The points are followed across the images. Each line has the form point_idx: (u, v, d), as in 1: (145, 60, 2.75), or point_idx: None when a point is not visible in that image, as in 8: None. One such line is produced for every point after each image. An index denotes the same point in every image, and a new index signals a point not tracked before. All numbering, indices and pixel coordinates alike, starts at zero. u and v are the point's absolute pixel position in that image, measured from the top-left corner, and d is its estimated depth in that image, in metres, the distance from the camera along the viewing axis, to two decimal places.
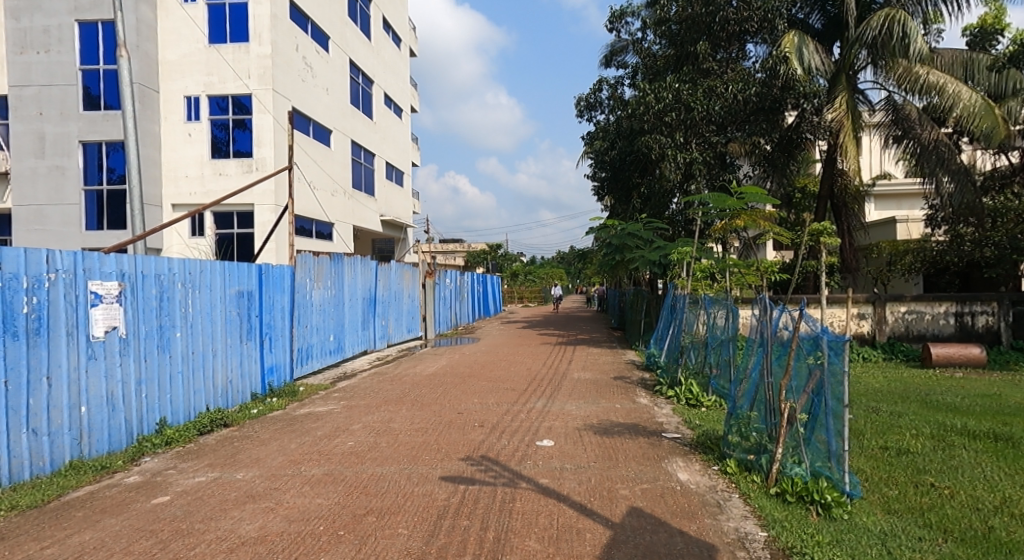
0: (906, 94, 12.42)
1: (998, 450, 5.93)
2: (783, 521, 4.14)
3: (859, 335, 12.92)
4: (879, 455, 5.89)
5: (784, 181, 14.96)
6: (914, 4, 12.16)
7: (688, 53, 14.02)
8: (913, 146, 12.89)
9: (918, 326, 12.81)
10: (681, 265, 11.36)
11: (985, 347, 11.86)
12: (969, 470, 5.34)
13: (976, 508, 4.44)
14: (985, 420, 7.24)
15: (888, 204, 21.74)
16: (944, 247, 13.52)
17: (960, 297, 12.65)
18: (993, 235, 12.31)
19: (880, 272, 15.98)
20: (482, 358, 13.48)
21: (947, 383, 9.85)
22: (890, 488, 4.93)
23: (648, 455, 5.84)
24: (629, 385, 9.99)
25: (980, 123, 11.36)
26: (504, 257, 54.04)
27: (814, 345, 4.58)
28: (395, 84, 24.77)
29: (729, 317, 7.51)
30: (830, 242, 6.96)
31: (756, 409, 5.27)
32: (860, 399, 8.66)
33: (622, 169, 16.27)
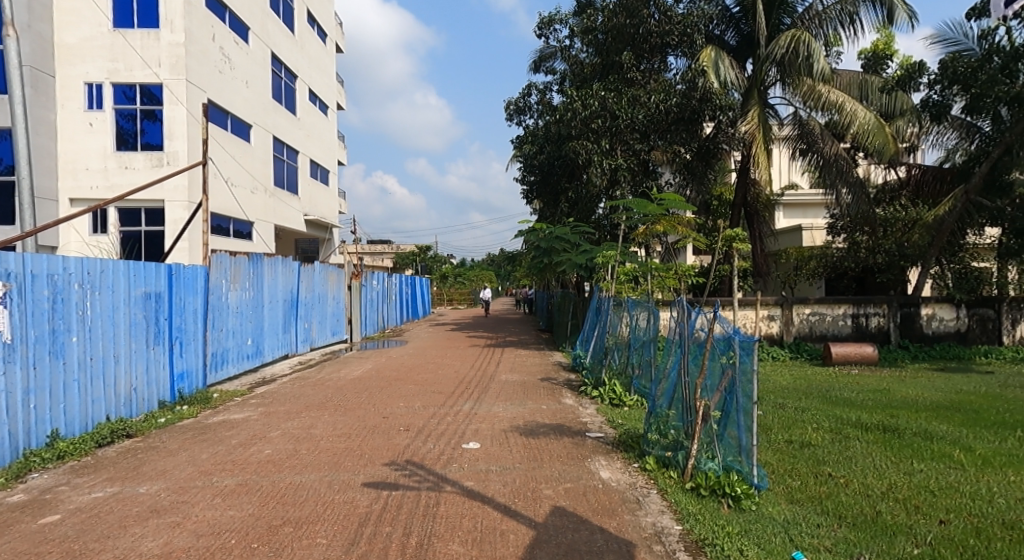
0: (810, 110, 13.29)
1: (885, 441, 6.47)
2: (696, 514, 4.32)
3: (769, 335, 13.70)
4: (784, 448, 6.28)
5: (702, 189, 15.59)
6: (816, 27, 13.11)
7: (612, 62, 14.42)
8: (817, 159, 13.79)
9: (820, 327, 13.74)
10: (605, 268, 11.65)
11: (878, 347, 12.89)
12: (861, 460, 5.78)
13: (866, 495, 4.82)
14: (876, 413, 7.87)
15: (795, 213, 23.25)
16: (844, 253, 14.94)
17: (856, 299, 13.68)
18: (885, 243, 13.81)
19: (788, 277, 17.02)
20: (409, 361, 13.32)
21: (845, 380, 10.61)
22: (793, 479, 5.26)
23: (572, 455, 5.95)
24: (555, 386, 10.17)
25: (874, 140, 12.30)
26: (432, 259, 53.66)
27: (727, 346, 4.81)
28: (320, 80, 24.14)
29: (651, 318, 7.76)
30: (743, 247, 7.32)
31: (674, 408, 5.49)
32: (769, 396, 9.19)
33: (551, 173, 16.55)
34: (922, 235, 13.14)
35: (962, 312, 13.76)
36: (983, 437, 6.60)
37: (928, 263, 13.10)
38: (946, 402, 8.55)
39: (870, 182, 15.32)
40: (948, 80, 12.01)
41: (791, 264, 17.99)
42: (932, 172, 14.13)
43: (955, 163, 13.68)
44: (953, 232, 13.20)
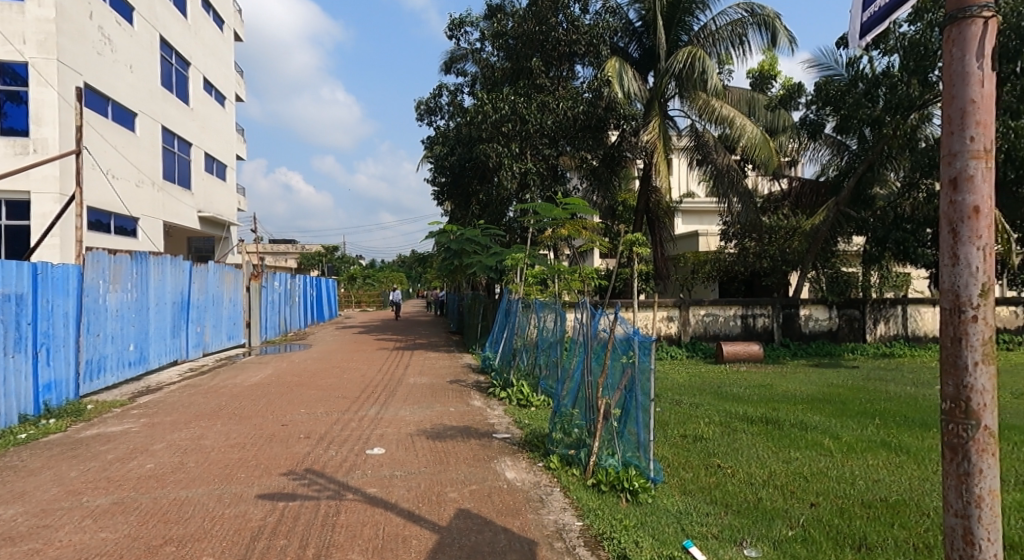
0: (705, 123, 14.11)
1: (767, 432, 6.99)
2: (596, 509, 4.47)
3: (668, 335, 14.38)
4: (679, 442, 6.63)
5: (608, 195, 16.12)
6: (709, 45, 13.97)
7: (522, 68, 14.65)
8: (711, 169, 14.67)
9: (713, 327, 14.62)
10: (515, 271, 11.79)
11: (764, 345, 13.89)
12: (745, 450, 6.22)
13: (750, 483, 5.19)
14: (761, 407, 8.48)
15: (692, 219, 24.68)
16: (733, 259, 15.88)
17: (745, 301, 14.67)
18: (770, 249, 14.94)
19: (686, 280, 17.93)
20: (313, 365, 12.84)
21: (734, 377, 11.35)
22: (686, 471, 5.56)
23: (478, 456, 5.97)
24: (463, 388, 10.16)
25: (760, 153, 13.29)
26: (339, 260, 52.03)
27: (627, 346, 4.99)
28: (216, 68, 22.75)
29: (557, 320, 7.93)
30: (642, 251, 7.68)
31: (578, 407, 5.64)
32: (667, 393, 9.67)
33: (461, 175, 16.51)
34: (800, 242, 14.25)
35: (834, 312, 15.11)
36: (849, 425, 7.30)
37: (806, 268, 14.27)
38: (820, 395, 9.37)
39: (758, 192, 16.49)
40: (822, 101, 13.20)
41: (689, 268, 19.05)
42: (809, 186, 15.51)
43: (828, 177, 14.87)
44: (827, 239, 14.49)
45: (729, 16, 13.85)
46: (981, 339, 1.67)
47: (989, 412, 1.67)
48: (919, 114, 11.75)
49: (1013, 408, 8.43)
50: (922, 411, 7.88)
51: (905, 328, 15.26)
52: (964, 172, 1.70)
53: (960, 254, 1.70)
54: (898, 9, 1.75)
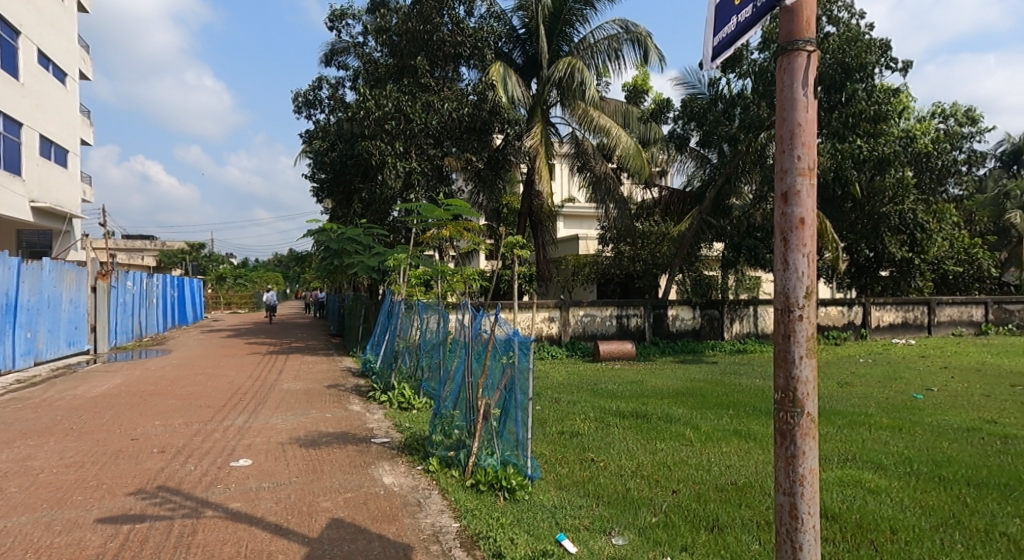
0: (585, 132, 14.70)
1: (637, 425, 7.41)
2: (473, 509, 4.48)
3: (550, 335, 14.75)
4: (556, 438, 6.85)
5: (493, 197, 16.30)
6: (588, 57, 14.57)
7: (406, 66, 14.43)
8: (590, 176, 15.31)
9: (591, 327, 15.25)
10: (397, 271, 11.57)
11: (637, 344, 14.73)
12: (617, 444, 6.55)
13: (620, 474, 5.47)
14: (632, 402, 8.98)
15: (573, 224, 25.63)
16: (610, 262, 16.57)
17: (620, 302, 15.44)
18: (642, 253, 15.85)
19: (566, 281, 18.49)
20: (172, 372, 11.78)
21: (609, 374, 11.94)
22: (562, 466, 5.74)
23: (354, 463, 5.77)
24: (342, 393, 9.80)
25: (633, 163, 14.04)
26: (206, 259, 48.23)
27: (507, 346, 5.03)
28: (55, 41, 20.18)
29: (441, 321, 7.87)
30: (523, 253, 7.90)
31: (458, 408, 5.63)
32: (546, 391, 9.95)
33: (342, 172, 15.92)
34: (669, 247, 15.57)
35: (697, 312, 16.36)
36: (708, 416, 7.92)
37: (673, 271, 15.35)
38: (684, 389, 10.09)
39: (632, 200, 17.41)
40: (687, 117, 14.25)
41: (569, 270, 19.78)
42: (677, 196, 16.61)
43: (692, 189, 16.22)
44: (691, 245, 15.63)
45: (606, 30, 14.53)
46: (806, 336, 1.88)
47: (810, 400, 1.88)
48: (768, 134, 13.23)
49: (839, 395, 9.61)
50: (767, 401, 8.75)
51: (756, 326, 16.86)
52: (793, 188, 1.89)
53: (790, 260, 1.89)
54: (746, 33, 1.91)
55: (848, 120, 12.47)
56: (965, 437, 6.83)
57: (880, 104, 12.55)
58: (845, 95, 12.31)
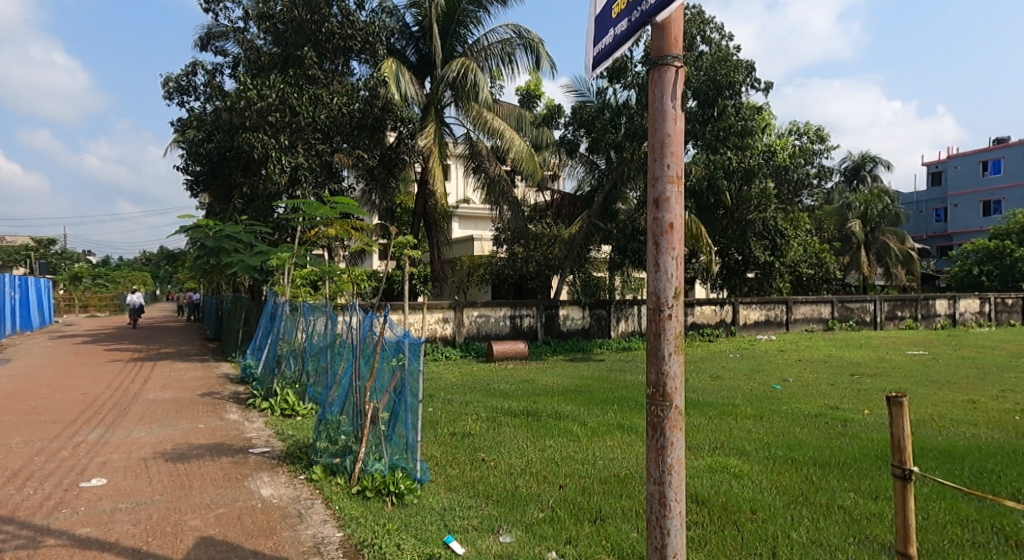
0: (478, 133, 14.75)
1: (528, 423, 7.56)
2: (358, 517, 4.34)
3: (443, 336, 14.66)
4: (448, 439, 6.82)
5: (386, 196, 15.93)
6: (482, 59, 14.65)
7: (292, 56, 13.72)
8: (484, 178, 15.40)
9: (485, 328, 15.34)
10: (281, 271, 10.98)
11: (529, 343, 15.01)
12: (508, 442, 6.64)
13: (510, 472, 5.54)
14: (524, 400, 9.14)
15: (468, 225, 25.62)
16: (504, 263, 16.79)
17: (513, 303, 15.65)
18: (535, 255, 16.16)
19: (462, 282, 18.57)
20: (13, 384, 10.44)
21: (502, 373, 12.07)
22: (452, 468, 5.72)
23: (228, 476, 5.40)
24: (217, 401, 9.16)
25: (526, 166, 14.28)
26: (58, 257, 43.18)
27: (397, 348, 4.92)
28: None
29: (328, 323, 7.55)
30: (413, 254, 7.79)
31: (346, 413, 5.42)
32: (439, 392, 9.88)
33: (221, 165, 14.86)
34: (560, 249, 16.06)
35: (586, 312, 16.98)
36: (594, 412, 8.23)
37: (564, 272, 15.93)
38: (573, 386, 10.43)
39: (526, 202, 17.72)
40: (577, 123, 14.76)
41: (463, 271, 19.79)
42: (568, 199, 17.03)
43: (582, 193, 16.56)
44: (581, 248, 16.14)
45: (499, 34, 14.69)
46: (673, 333, 2.00)
47: (677, 394, 2.01)
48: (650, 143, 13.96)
49: (711, 387, 10.36)
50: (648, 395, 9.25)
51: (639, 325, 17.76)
52: (664, 195, 2.01)
53: (660, 262, 2.01)
54: (621, 47, 2.02)
55: (719, 133, 13.48)
56: (814, 422, 7.63)
57: (747, 120, 13.67)
58: (716, 110, 13.32)
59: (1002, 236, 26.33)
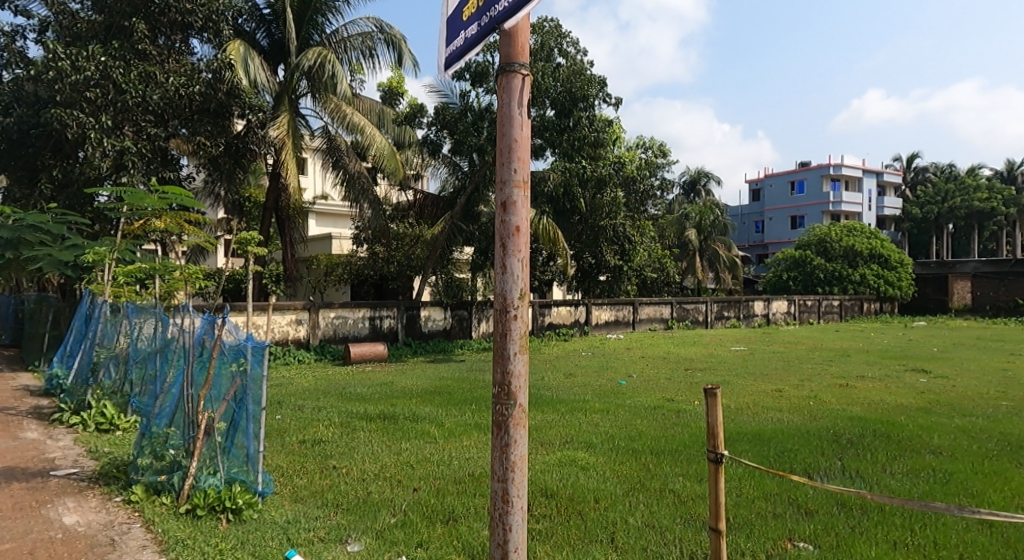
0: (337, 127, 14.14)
1: (383, 427, 7.39)
2: (185, 538, 3.95)
3: (296, 339, 13.86)
4: (296, 448, 6.44)
5: (232, 189, 14.76)
6: (341, 50, 14.10)
7: (118, 26, 12.18)
8: (343, 174, 14.73)
9: (342, 329, 14.74)
10: (99, 268, 9.70)
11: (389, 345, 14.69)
12: (361, 447, 6.43)
13: (362, 479, 5.36)
14: (380, 404, 8.93)
15: (326, 222, 24.42)
16: (364, 263, 16.34)
17: (373, 304, 15.20)
18: (396, 255, 15.79)
19: (318, 281, 17.98)
20: None
21: (359, 376, 11.69)
22: (299, 478, 5.41)
23: (21, 505, 4.65)
24: (14, 418, 7.87)
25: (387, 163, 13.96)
26: None
27: (236, 353, 4.54)
28: None
29: (157, 326, 6.78)
30: (257, 251, 7.28)
31: (175, 426, 4.88)
32: (289, 398, 9.35)
33: (23, 143, 12.78)
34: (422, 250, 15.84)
35: (448, 313, 17.01)
36: (452, 412, 8.26)
37: (426, 272, 15.72)
38: (432, 387, 10.38)
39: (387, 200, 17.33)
40: (440, 124, 14.75)
41: (320, 271, 18.91)
42: (431, 199, 16.76)
43: (445, 194, 16.38)
44: (444, 249, 15.97)
45: (359, 26, 14.23)
46: (520, 333, 2.05)
47: (521, 392, 2.07)
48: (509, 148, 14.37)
49: (564, 384, 10.87)
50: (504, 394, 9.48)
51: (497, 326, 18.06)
52: (511, 199, 2.05)
53: (507, 264, 2.05)
54: (470, 51, 2.05)
55: (574, 143, 14.20)
56: (652, 414, 8.30)
57: (599, 132, 14.51)
58: (572, 121, 14.00)
59: (805, 247, 30.58)
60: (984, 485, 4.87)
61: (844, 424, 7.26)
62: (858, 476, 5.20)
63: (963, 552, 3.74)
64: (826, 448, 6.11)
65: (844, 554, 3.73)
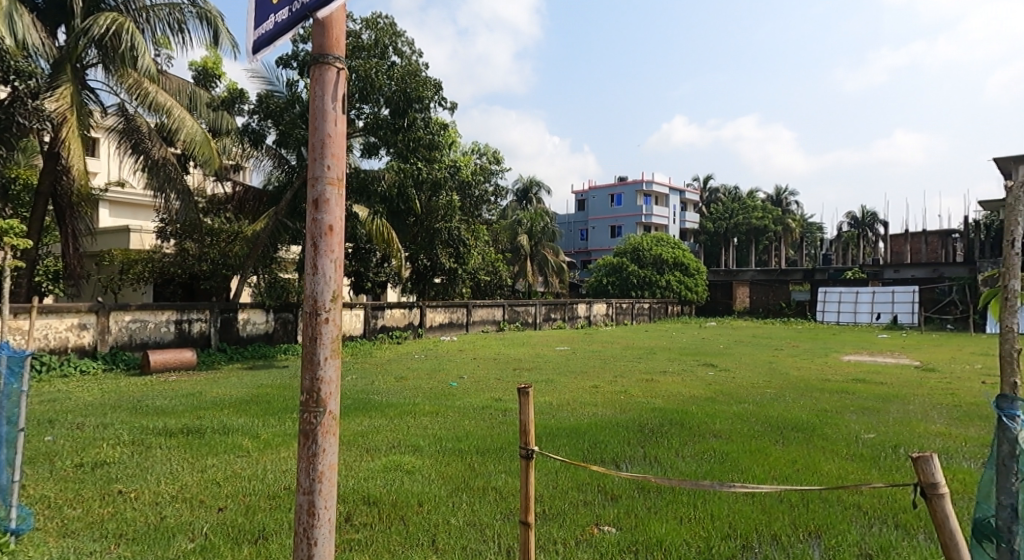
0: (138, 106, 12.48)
1: (186, 442, 6.62)
2: None
3: (79, 346, 11.89)
4: (71, 474, 5.51)
5: None
6: (143, 21, 12.38)
7: None
8: (144, 160, 12.95)
9: (140, 335, 12.98)
10: None
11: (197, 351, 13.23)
12: (157, 467, 5.70)
13: (155, 503, 4.75)
14: (183, 417, 8.01)
15: (123, 212, 21.39)
16: (170, 259, 14.72)
17: (179, 306, 13.63)
18: (210, 252, 14.27)
19: (111, 280, 15.75)
20: None
21: (159, 388, 10.36)
22: (72, 508, 4.64)
23: None
24: None
25: (200, 152, 12.63)
26: None
27: None
28: None
29: None
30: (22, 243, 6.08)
31: None
32: (64, 416, 7.97)
33: None
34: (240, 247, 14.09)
35: (270, 316, 15.80)
36: (269, 423, 7.66)
37: (245, 272, 14.13)
38: (248, 397, 9.54)
39: (200, 192, 15.73)
40: (263, 113, 13.67)
41: (114, 268, 16.53)
42: (253, 193, 15.54)
43: (270, 189, 15.13)
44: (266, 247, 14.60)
45: None
46: (331, 337, 1.96)
47: (332, 399, 1.97)
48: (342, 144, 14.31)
49: (394, 388, 10.65)
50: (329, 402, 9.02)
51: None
52: (323, 196, 1.95)
53: (319, 264, 1.95)
54: (280, 37, 1.91)
55: (409, 143, 13.96)
56: (481, 414, 8.46)
57: (433, 134, 14.47)
58: (406, 121, 13.76)
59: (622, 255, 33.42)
60: (751, 462, 5.70)
61: (647, 415, 8.04)
62: (657, 462, 5.78)
63: (733, 521, 4.33)
64: (633, 438, 6.70)
65: (641, 533, 4.11)
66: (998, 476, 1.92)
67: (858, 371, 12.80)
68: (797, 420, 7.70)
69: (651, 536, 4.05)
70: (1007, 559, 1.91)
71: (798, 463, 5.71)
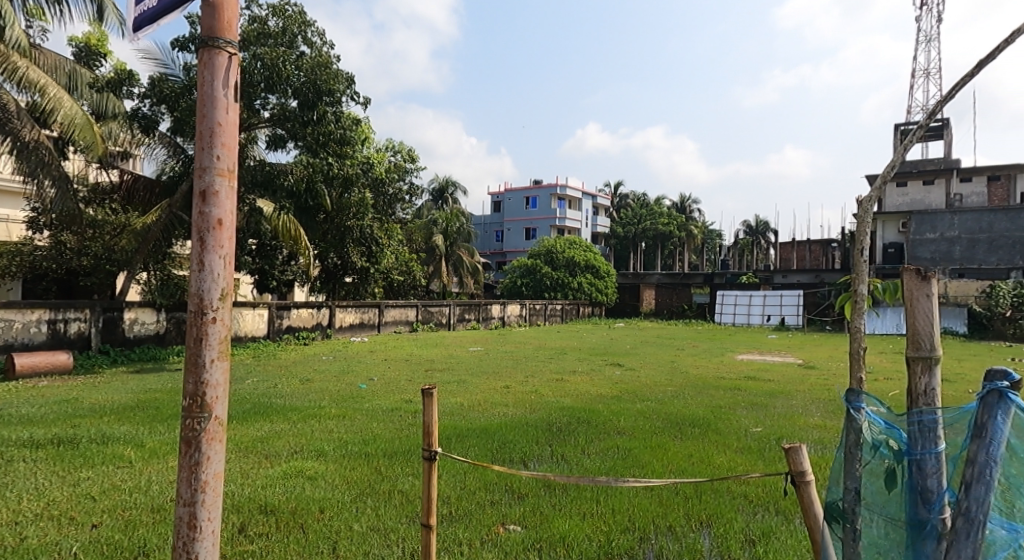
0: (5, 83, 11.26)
1: (57, 454, 6.03)
2: None
3: None
4: None
5: None
6: None
7: None
8: (12, 142, 11.49)
9: (5, 336, 11.67)
10: None
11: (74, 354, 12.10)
12: (20, 483, 5.15)
13: (15, 523, 4.29)
14: (55, 426, 7.29)
15: None
16: (43, 253, 13.25)
17: (54, 304, 12.40)
18: (92, 245, 13.18)
19: None
20: None
21: (28, 394, 9.37)
22: None
23: None
24: None
25: (81, 135, 11.56)
26: None
27: None
28: None
29: None
30: None
31: None
32: None
33: None
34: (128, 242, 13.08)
35: (161, 315, 14.76)
36: (156, 430, 7.13)
37: (132, 268, 13.15)
38: (133, 402, 8.83)
39: (81, 179, 14.42)
40: (156, 98, 12.66)
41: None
42: (143, 182, 14.24)
43: (163, 179, 14.04)
44: (157, 241, 13.45)
45: None
46: (218, 339, 1.85)
47: (219, 403, 1.87)
48: (247, 134, 13.70)
49: (299, 391, 10.23)
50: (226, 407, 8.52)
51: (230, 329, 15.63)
52: (211, 188, 1.84)
53: (206, 260, 1.83)
54: (164, 15, 1.79)
55: (318, 137, 13.35)
56: (390, 416, 8.28)
57: (345, 129, 13.92)
58: (315, 114, 13.09)
59: (536, 257, 33.94)
60: (651, 457, 5.96)
61: (556, 414, 8.21)
62: (563, 460, 5.91)
63: (631, 514, 4.52)
64: (539, 437, 6.82)
65: (545, 530, 4.20)
66: (845, 463, 2.12)
67: (750, 370, 13.73)
68: (694, 416, 8.14)
69: (554, 532, 4.15)
70: (850, 538, 2.12)
71: (693, 457, 6.04)
